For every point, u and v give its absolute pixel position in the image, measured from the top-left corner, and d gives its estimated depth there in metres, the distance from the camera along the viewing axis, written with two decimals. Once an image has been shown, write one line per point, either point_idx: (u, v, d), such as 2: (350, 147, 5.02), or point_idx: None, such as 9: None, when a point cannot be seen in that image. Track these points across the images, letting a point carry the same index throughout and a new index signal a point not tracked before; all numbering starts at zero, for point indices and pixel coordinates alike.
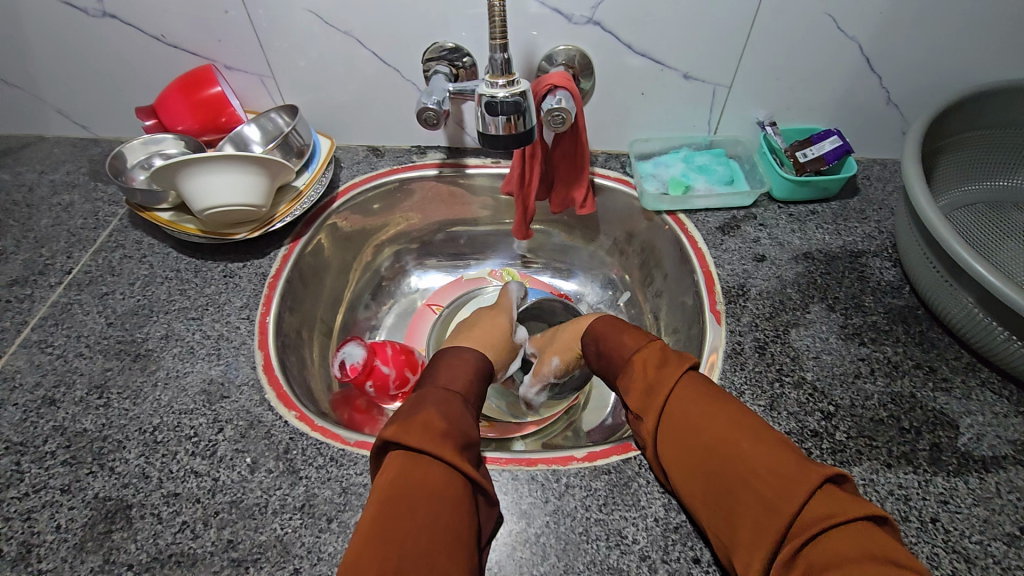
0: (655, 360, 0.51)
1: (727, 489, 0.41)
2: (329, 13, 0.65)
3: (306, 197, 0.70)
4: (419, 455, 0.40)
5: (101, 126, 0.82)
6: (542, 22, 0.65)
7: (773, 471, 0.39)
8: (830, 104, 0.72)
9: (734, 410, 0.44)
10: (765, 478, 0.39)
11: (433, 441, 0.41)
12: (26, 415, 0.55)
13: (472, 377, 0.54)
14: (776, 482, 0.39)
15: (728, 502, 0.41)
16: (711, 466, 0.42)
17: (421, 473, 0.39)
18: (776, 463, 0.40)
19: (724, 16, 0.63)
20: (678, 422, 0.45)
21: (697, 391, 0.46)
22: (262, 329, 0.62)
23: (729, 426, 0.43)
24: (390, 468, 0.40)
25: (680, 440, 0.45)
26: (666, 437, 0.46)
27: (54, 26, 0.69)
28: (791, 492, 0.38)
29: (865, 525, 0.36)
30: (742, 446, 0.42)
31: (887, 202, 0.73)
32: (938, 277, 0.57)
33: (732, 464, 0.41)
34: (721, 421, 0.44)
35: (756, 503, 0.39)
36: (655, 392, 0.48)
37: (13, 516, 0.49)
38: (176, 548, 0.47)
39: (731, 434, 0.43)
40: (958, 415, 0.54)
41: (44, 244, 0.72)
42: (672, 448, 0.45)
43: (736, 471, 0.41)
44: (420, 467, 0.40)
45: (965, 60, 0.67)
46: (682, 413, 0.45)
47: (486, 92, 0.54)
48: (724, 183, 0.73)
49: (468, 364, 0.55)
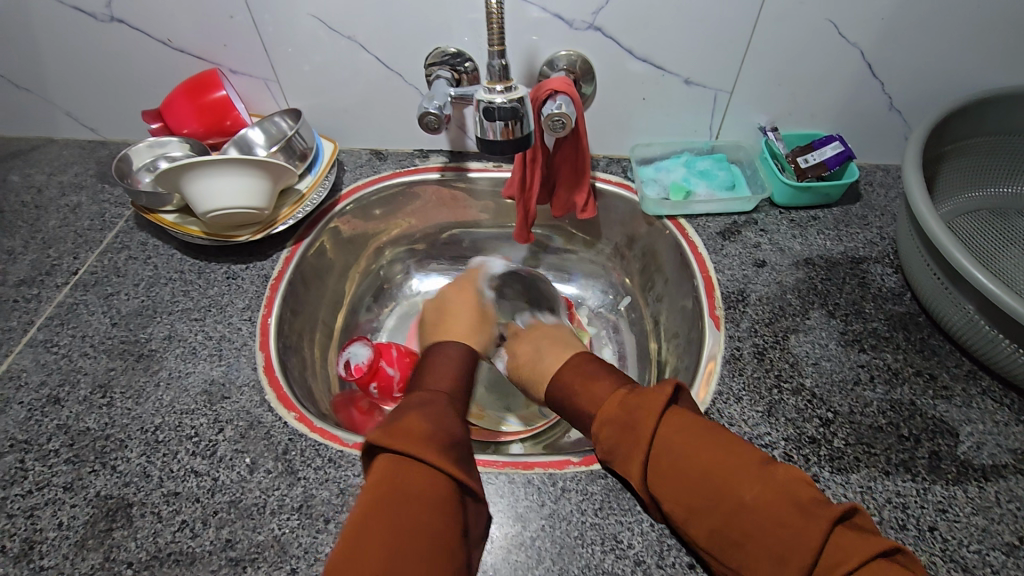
0: (624, 408, 0.46)
1: (735, 536, 0.39)
2: (333, 19, 0.66)
3: (309, 200, 0.71)
4: (410, 456, 0.39)
5: (108, 128, 0.83)
6: (542, 27, 0.65)
7: (781, 516, 0.37)
8: (833, 110, 0.72)
9: (727, 449, 0.41)
10: (774, 526, 0.37)
11: (420, 445, 0.40)
12: (31, 413, 0.56)
13: (462, 375, 0.53)
14: (785, 528, 0.37)
15: (736, 547, 0.39)
16: (709, 510, 0.40)
17: (415, 475, 0.39)
18: (782, 505, 0.38)
19: (724, 22, 0.64)
20: (669, 467, 0.42)
21: (683, 422, 0.44)
22: (263, 330, 0.63)
23: (726, 461, 0.41)
24: (378, 474, 0.39)
25: (671, 485, 0.42)
26: (656, 479, 0.43)
27: (62, 31, 0.70)
28: (807, 540, 0.36)
29: (880, 568, 0.35)
30: (744, 494, 0.39)
31: (889, 208, 0.73)
32: (938, 283, 0.57)
33: (740, 511, 0.39)
34: (716, 465, 0.41)
35: (770, 551, 0.38)
36: (637, 437, 0.44)
37: (17, 513, 0.50)
38: (176, 547, 0.47)
39: (730, 477, 0.40)
40: (958, 423, 0.54)
41: (51, 245, 0.73)
42: (665, 493, 0.42)
43: (743, 517, 0.39)
44: (410, 471, 0.39)
45: (968, 67, 0.67)
46: (673, 459, 0.42)
47: (484, 98, 0.55)
48: (725, 188, 0.74)
49: (453, 361, 0.54)
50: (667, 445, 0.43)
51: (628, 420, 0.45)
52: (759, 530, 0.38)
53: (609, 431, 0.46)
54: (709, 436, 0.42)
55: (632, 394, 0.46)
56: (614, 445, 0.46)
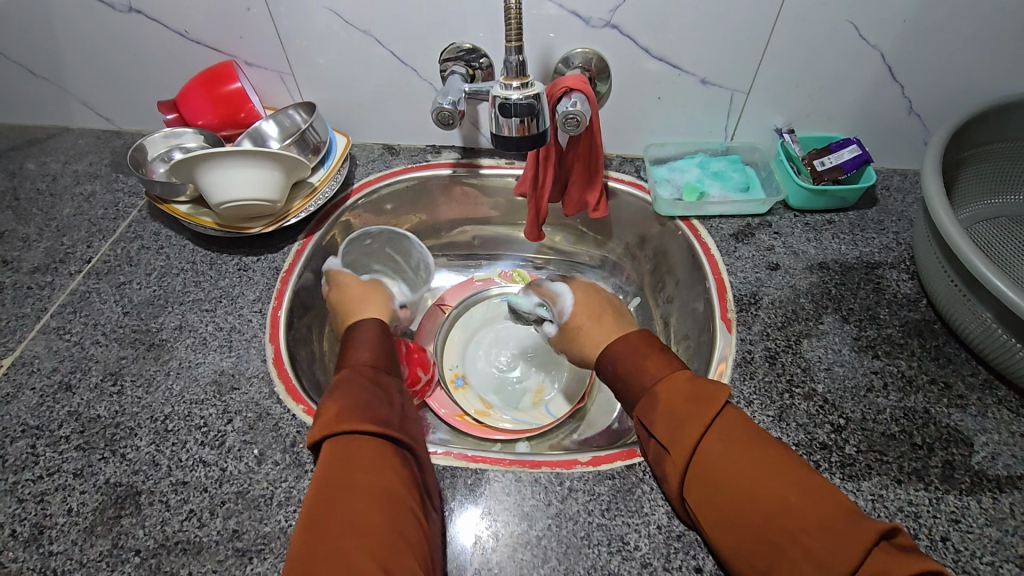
0: (683, 392, 0.48)
1: (773, 540, 0.40)
2: (348, 12, 0.66)
3: (320, 194, 0.71)
4: (347, 436, 0.43)
5: (123, 118, 0.83)
6: (558, 24, 0.65)
7: (825, 523, 0.38)
8: (851, 113, 0.72)
9: (779, 454, 0.43)
10: (816, 532, 0.38)
11: (350, 437, 0.43)
12: (43, 399, 0.57)
13: (383, 349, 0.54)
14: (826, 534, 0.38)
15: (771, 548, 0.40)
16: (744, 506, 0.41)
17: (367, 457, 0.42)
18: (827, 512, 0.39)
19: (743, 22, 0.63)
20: (714, 458, 0.44)
21: (737, 425, 0.45)
22: (273, 323, 0.63)
23: (770, 466, 0.42)
24: (325, 470, 0.41)
25: (709, 474, 0.43)
26: (697, 469, 0.44)
27: (80, 21, 0.71)
28: (847, 547, 0.37)
29: None
30: (790, 496, 0.40)
31: (906, 213, 0.72)
32: (956, 291, 0.56)
33: (783, 513, 0.40)
34: (760, 465, 0.42)
35: (805, 556, 0.38)
36: (686, 431, 0.45)
37: (27, 498, 0.50)
38: (183, 536, 0.47)
39: (775, 481, 0.41)
40: (972, 432, 0.53)
41: (65, 234, 0.73)
42: (704, 486, 0.43)
43: (785, 523, 0.39)
44: (357, 457, 0.42)
45: (990, 71, 0.66)
46: (719, 451, 0.44)
47: (500, 94, 0.54)
48: (738, 190, 0.73)
49: (367, 339, 0.54)
50: (718, 444, 0.44)
51: (685, 412, 0.46)
52: (799, 534, 0.39)
53: (663, 412, 0.47)
54: (758, 442, 0.44)
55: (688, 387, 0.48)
56: (664, 435, 0.46)
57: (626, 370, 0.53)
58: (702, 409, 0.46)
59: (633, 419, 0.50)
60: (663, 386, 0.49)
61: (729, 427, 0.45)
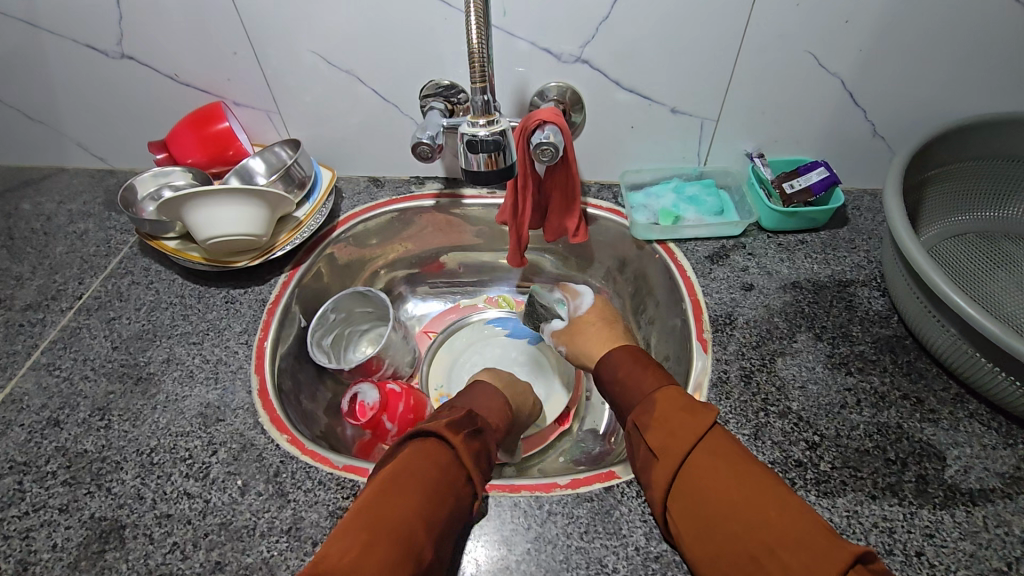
0: (677, 403, 0.49)
1: (750, 553, 0.40)
2: (331, 54, 0.69)
3: (306, 227, 0.73)
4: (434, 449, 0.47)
5: (116, 158, 0.86)
6: (531, 60, 0.68)
7: (801, 539, 0.39)
8: (817, 138, 0.74)
9: (762, 473, 0.44)
10: (792, 547, 0.39)
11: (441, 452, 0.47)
12: (31, 435, 0.58)
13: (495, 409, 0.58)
14: (801, 550, 0.39)
15: (749, 562, 0.40)
16: (724, 517, 0.42)
17: (433, 474, 0.45)
18: (805, 530, 0.40)
19: (706, 55, 0.66)
20: (699, 469, 0.45)
21: (725, 444, 0.46)
22: (259, 354, 0.64)
23: (751, 483, 0.43)
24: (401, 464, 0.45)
25: (693, 484, 0.45)
26: (682, 479, 0.45)
27: (74, 68, 0.74)
28: (821, 564, 0.37)
29: None
30: (770, 511, 0.41)
31: (876, 232, 0.74)
32: (921, 306, 0.58)
33: (761, 527, 0.41)
34: (744, 481, 0.43)
35: (779, 569, 0.39)
36: (677, 440, 0.47)
37: (13, 534, 0.51)
38: (166, 568, 0.48)
39: (756, 497, 0.42)
40: (945, 446, 0.54)
41: (58, 271, 0.75)
42: (688, 496, 0.44)
43: (761, 535, 0.40)
44: (457, 482, 0.46)
45: (947, 95, 0.68)
46: (705, 464, 0.45)
47: (468, 131, 0.56)
48: (713, 213, 0.76)
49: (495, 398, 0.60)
50: (707, 456, 0.45)
51: (678, 421, 0.48)
52: (777, 549, 0.39)
53: (657, 421, 0.49)
54: (743, 461, 0.45)
55: (688, 399, 0.50)
56: (659, 441, 0.48)
57: (631, 383, 0.55)
58: (698, 422, 0.47)
59: (629, 423, 0.51)
60: (659, 395, 0.51)
61: (717, 445, 0.46)
